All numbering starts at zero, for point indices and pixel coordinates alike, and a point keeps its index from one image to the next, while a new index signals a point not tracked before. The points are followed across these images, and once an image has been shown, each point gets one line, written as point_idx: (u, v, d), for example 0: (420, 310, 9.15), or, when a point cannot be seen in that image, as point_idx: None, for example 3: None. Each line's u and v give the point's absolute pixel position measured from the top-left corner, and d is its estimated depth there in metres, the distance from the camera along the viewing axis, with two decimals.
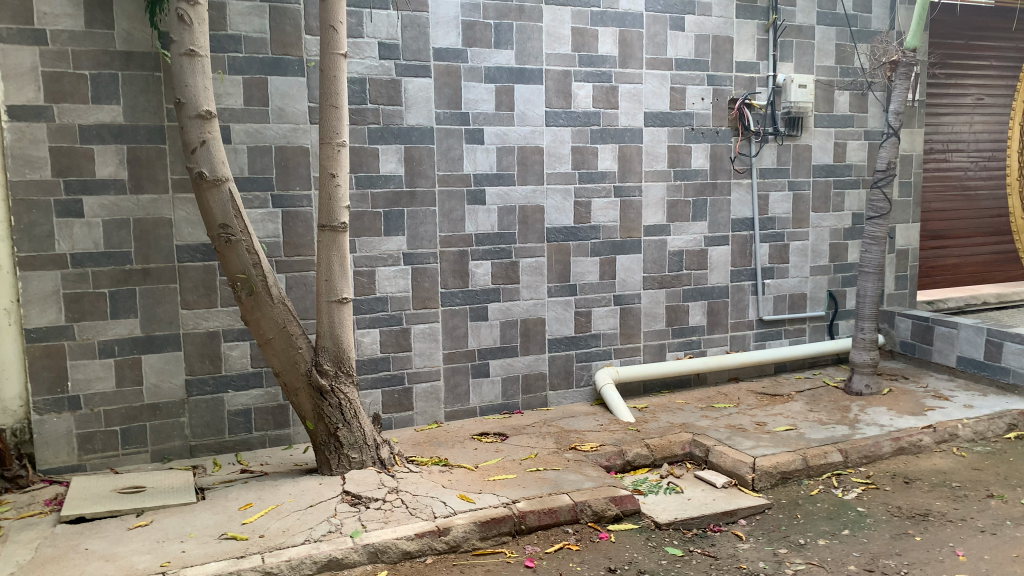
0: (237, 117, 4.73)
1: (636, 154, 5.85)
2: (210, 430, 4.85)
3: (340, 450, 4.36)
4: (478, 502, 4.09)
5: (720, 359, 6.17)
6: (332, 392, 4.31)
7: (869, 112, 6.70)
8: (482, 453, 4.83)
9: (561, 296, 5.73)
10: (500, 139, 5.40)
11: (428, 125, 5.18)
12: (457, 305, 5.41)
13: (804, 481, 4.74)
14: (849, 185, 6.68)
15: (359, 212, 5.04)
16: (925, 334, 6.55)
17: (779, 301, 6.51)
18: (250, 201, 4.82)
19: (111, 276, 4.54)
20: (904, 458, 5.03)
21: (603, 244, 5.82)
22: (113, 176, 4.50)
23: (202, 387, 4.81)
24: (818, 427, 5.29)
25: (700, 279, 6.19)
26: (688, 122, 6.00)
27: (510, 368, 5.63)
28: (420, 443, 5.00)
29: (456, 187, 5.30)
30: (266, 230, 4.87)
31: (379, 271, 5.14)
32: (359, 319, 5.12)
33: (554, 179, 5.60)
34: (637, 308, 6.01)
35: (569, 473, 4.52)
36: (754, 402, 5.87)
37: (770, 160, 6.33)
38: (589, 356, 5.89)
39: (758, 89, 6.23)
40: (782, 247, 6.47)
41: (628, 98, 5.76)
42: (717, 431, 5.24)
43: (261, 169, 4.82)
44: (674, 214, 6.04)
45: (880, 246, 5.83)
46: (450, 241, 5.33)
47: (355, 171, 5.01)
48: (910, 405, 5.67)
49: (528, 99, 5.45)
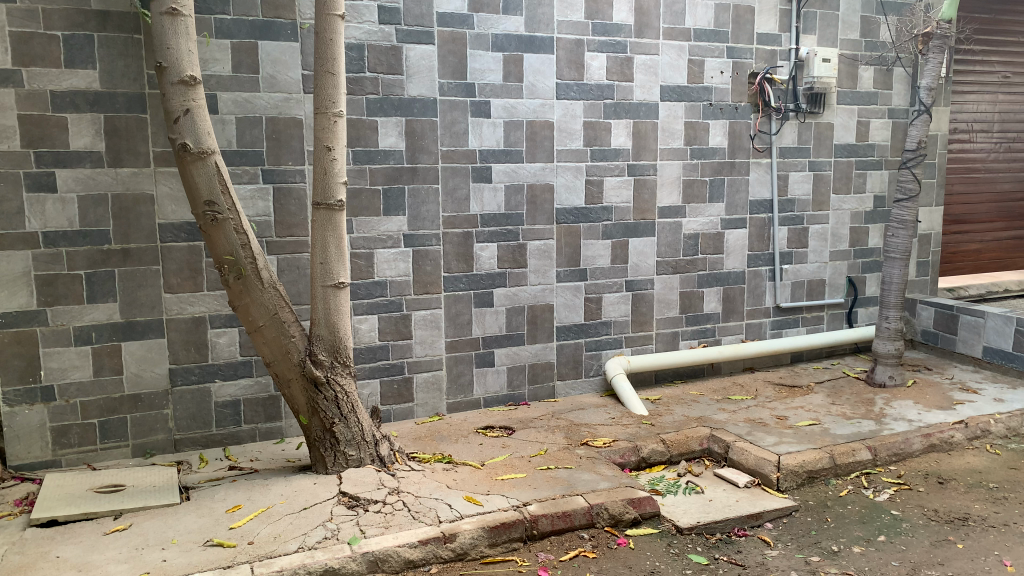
0: (224, 85, 4.35)
1: (651, 131, 5.50)
2: (196, 423, 4.51)
3: (336, 447, 4.03)
4: (486, 504, 3.77)
5: (736, 348, 5.86)
6: (327, 384, 3.98)
7: (894, 89, 6.36)
8: (488, 449, 4.50)
9: (571, 281, 5.40)
10: (507, 113, 5.04)
11: (430, 96, 4.82)
12: (461, 290, 5.07)
13: (832, 480, 4.44)
14: (871, 166, 6.36)
15: (356, 189, 4.69)
16: (948, 323, 6.25)
17: (797, 287, 6.20)
18: (238, 176, 4.45)
19: (87, 257, 4.18)
20: (935, 455, 4.74)
21: (615, 226, 5.48)
22: (89, 148, 4.12)
23: (187, 376, 4.47)
24: (843, 422, 4.99)
25: (715, 264, 5.87)
26: (706, 97, 5.65)
27: (516, 358, 5.30)
28: (421, 438, 4.68)
29: (460, 163, 4.95)
30: (256, 209, 4.51)
31: (378, 253, 4.80)
32: (356, 305, 4.78)
33: (564, 156, 5.25)
34: (650, 294, 5.69)
35: (581, 472, 4.21)
36: (772, 394, 5.57)
37: (790, 139, 5.99)
38: (599, 344, 5.56)
39: (780, 63, 5.88)
40: (801, 231, 6.14)
41: (643, 70, 5.41)
42: (737, 425, 4.93)
43: (250, 142, 4.45)
44: (690, 195, 5.70)
45: (907, 230, 5.50)
46: (453, 222, 4.98)
47: (352, 145, 4.65)
48: (937, 399, 5.37)
49: (538, 70, 5.09)
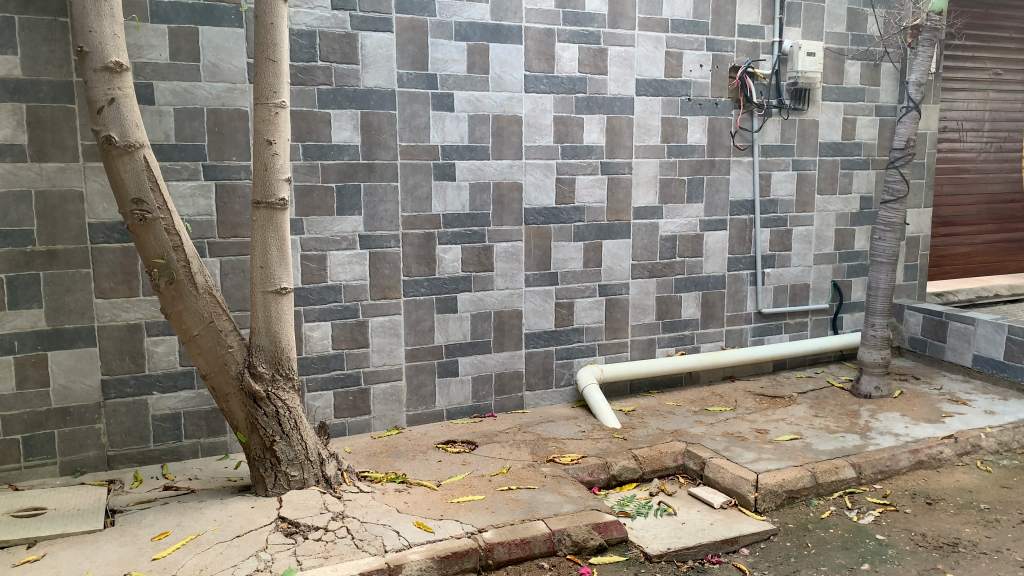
0: (161, 73, 4.03)
1: (626, 126, 5.20)
2: (131, 438, 4.18)
3: (276, 467, 3.72)
4: (438, 531, 3.46)
5: (714, 356, 5.57)
6: (267, 399, 3.67)
7: (881, 85, 6.09)
8: (446, 467, 4.19)
9: (540, 285, 5.10)
10: (472, 106, 4.73)
11: (388, 87, 4.50)
12: (422, 295, 4.76)
13: (813, 500, 4.16)
14: (857, 166, 6.08)
15: (307, 187, 4.37)
16: (937, 330, 5.98)
17: (780, 292, 5.92)
18: (177, 173, 4.12)
19: (8, 259, 3.85)
20: (922, 473, 4.47)
21: (587, 227, 5.19)
22: (9, 140, 3.79)
23: (122, 388, 4.14)
24: (826, 436, 4.71)
25: (694, 268, 5.58)
26: (685, 92, 5.36)
27: (482, 367, 5.00)
28: (376, 454, 4.36)
29: (421, 160, 4.64)
30: (196, 207, 4.18)
31: (331, 256, 4.48)
32: (307, 311, 4.46)
33: (533, 153, 4.95)
34: (625, 299, 5.40)
35: (545, 493, 3.90)
36: (752, 405, 5.28)
37: (773, 136, 5.71)
38: (570, 352, 5.27)
39: (762, 56, 5.60)
40: (784, 233, 5.87)
41: (618, 62, 5.11)
42: (714, 440, 4.64)
43: (190, 135, 4.12)
44: (668, 194, 5.41)
45: (895, 233, 5.21)
46: (414, 222, 4.67)
47: (303, 139, 4.33)
48: (925, 411, 5.10)
49: (505, 61, 4.78)
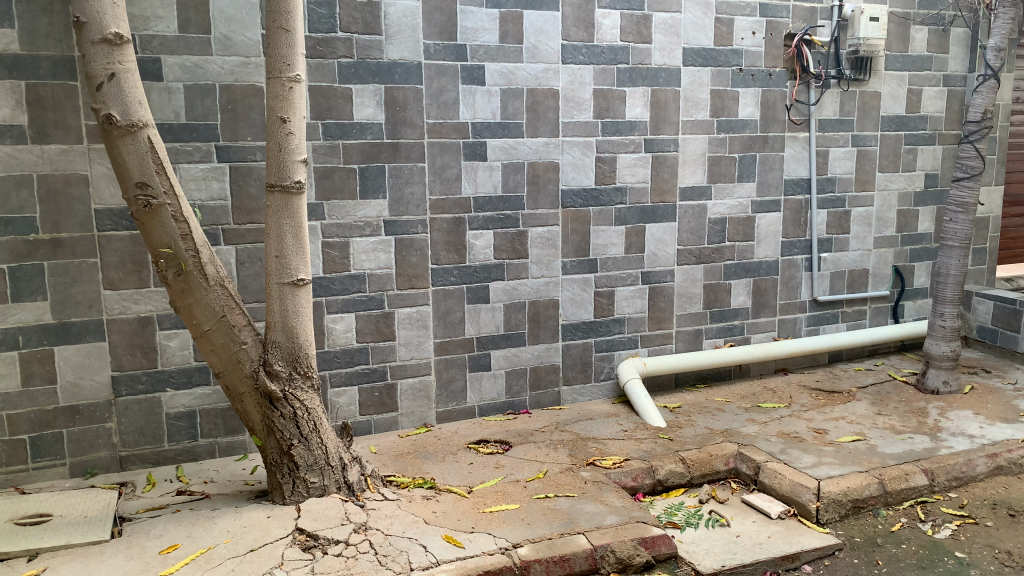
0: (169, 47, 3.73)
1: (672, 100, 4.80)
2: (145, 438, 3.94)
3: (294, 473, 3.43)
4: (468, 546, 3.15)
5: (767, 348, 5.18)
6: (284, 400, 3.39)
7: (950, 52, 5.58)
8: (478, 471, 3.88)
9: (578, 273, 4.75)
10: (505, 79, 4.37)
11: (414, 60, 4.16)
12: (452, 285, 4.44)
13: (881, 511, 3.78)
14: (922, 141, 5.61)
15: (327, 168, 4.06)
16: (1010, 319, 5.51)
17: (837, 278, 5.49)
18: (188, 154, 3.84)
19: (11, 248, 3.60)
20: (1002, 480, 4.05)
21: (629, 210, 4.81)
22: (8, 121, 3.52)
23: (134, 385, 3.90)
24: (892, 437, 4.31)
25: (744, 253, 5.18)
26: (736, 62, 4.94)
27: (516, 360, 4.67)
28: (403, 455, 4.06)
29: (450, 138, 4.30)
30: (210, 191, 3.90)
31: (354, 243, 4.17)
32: (329, 302, 4.17)
33: (571, 130, 4.58)
34: (670, 287, 5.02)
35: (585, 501, 3.57)
36: (808, 401, 4.89)
37: (831, 110, 5.27)
38: (611, 345, 4.91)
39: (820, 22, 5.15)
40: (842, 215, 5.43)
41: (663, 30, 4.70)
42: (768, 441, 4.26)
43: (201, 114, 3.83)
44: (717, 173, 5.01)
45: (968, 214, 4.75)
46: (442, 206, 4.34)
47: (322, 117, 4.02)
48: (1000, 409, 4.66)
49: (540, 29, 4.40)
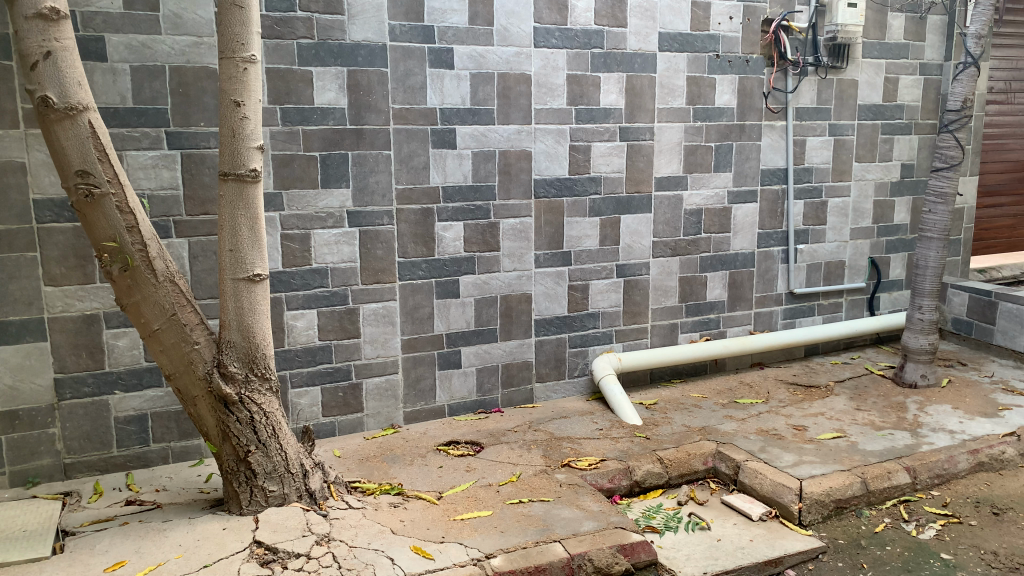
0: (113, 25, 3.46)
1: (647, 87, 4.64)
2: (92, 444, 3.70)
3: (252, 482, 3.22)
4: (438, 558, 2.96)
5: (743, 341, 5.06)
6: (240, 404, 3.17)
7: (927, 40, 5.49)
8: (448, 475, 3.69)
9: (552, 266, 4.58)
10: (474, 63, 4.17)
11: (378, 41, 3.94)
12: (419, 279, 4.24)
13: (864, 511, 3.68)
14: (899, 131, 5.52)
15: (286, 156, 3.83)
16: (985, 311, 5.46)
17: (813, 270, 5.39)
18: (135, 141, 3.58)
19: None
20: (983, 477, 3.98)
21: (604, 201, 4.65)
22: None
23: (79, 388, 3.64)
24: (872, 433, 4.21)
25: (720, 244, 5.05)
26: (713, 48, 4.79)
27: (487, 357, 4.49)
28: (369, 459, 3.86)
29: (417, 125, 4.09)
30: (159, 180, 3.65)
31: (316, 235, 3.95)
32: (290, 297, 3.95)
33: (544, 117, 4.40)
34: (646, 280, 4.87)
35: (561, 506, 3.40)
36: (786, 397, 4.78)
37: (808, 98, 5.14)
38: (585, 340, 4.76)
39: (798, 8, 5.03)
40: (818, 205, 5.32)
41: (638, 14, 4.53)
42: (747, 439, 4.14)
43: (149, 97, 3.57)
44: (693, 163, 4.86)
45: (948, 205, 4.66)
46: (409, 196, 4.13)
47: (280, 102, 3.78)
48: (979, 403, 4.60)
49: (511, 11, 4.20)
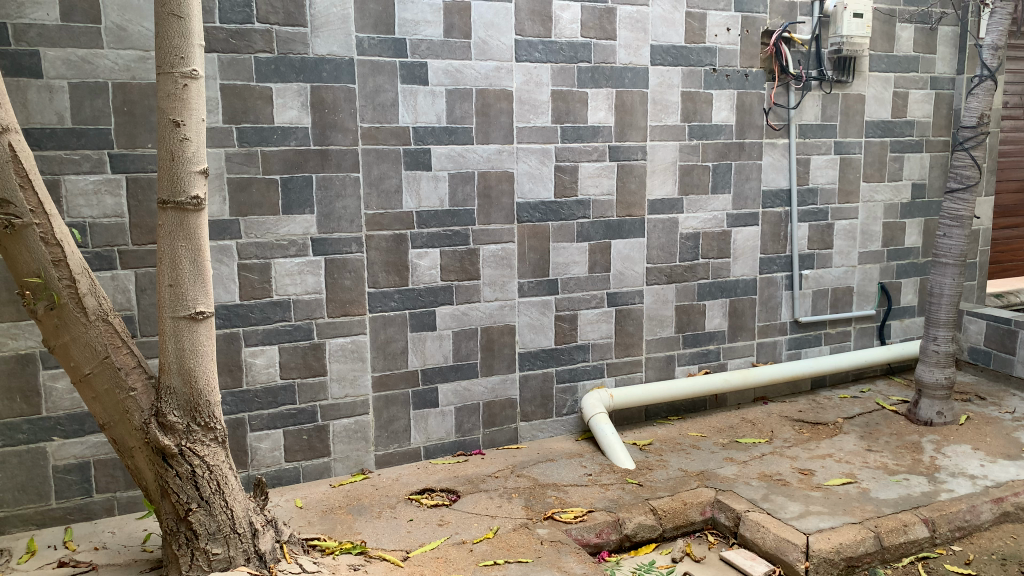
0: (49, 39, 3.17)
1: (639, 103, 4.33)
2: (27, 496, 3.37)
3: (193, 543, 2.88)
4: None
5: (744, 375, 4.71)
6: (180, 457, 2.82)
7: (938, 53, 5.18)
8: (418, 531, 3.35)
9: (537, 295, 4.25)
10: (451, 78, 3.86)
11: (345, 55, 3.64)
12: (392, 311, 3.91)
13: (878, 570, 3.32)
14: (909, 148, 5.20)
15: (244, 180, 3.52)
16: (1004, 341, 5.11)
17: (819, 297, 5.05)
18: (75, 164, 3.28)
19: None
20: (1008, 528, 3.62)
21: (593, 225, 4.32)
22: None
23: (12, 435, 3.33)
24: (885, 478, 3.86)
25: (719, 270, 4.72)
26: (709, 61, 4.48)
27: (467, 395, 4.16)
28: (333, 511, 3.52)
29: (388, 145, 3.78)
30: (102, 207, 3.34)
31: (276, 265, 3.64)
32: (248, 333, 3.62)
33: (527, 135, 4.08)
34: (639, 310, 4.54)
35: (540, 569, 3.05)
36: (791, 436, 4.42)
37: (812, 114, 4.83)
38: (574, 375, 4.42)
39: (800, 18, 4.73)
40: (824, 228, 4.99)
41: (628, 25, 4.23)
42: (749, 485, 3.79)
43: (90, 117, 3.27)
44: (689, 184, 4.54)
45: (964, 229, 4.33)
46: (380, 222, 3.82)
47: (237, 120, 3.48)
48: (1001, 443, 4.24)
49: (490, 23, 3.90)
